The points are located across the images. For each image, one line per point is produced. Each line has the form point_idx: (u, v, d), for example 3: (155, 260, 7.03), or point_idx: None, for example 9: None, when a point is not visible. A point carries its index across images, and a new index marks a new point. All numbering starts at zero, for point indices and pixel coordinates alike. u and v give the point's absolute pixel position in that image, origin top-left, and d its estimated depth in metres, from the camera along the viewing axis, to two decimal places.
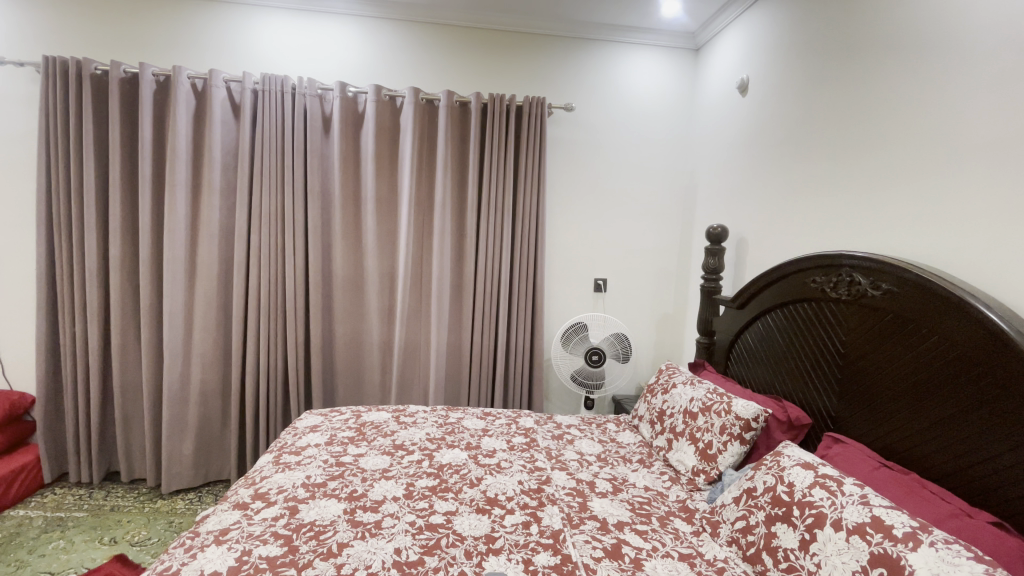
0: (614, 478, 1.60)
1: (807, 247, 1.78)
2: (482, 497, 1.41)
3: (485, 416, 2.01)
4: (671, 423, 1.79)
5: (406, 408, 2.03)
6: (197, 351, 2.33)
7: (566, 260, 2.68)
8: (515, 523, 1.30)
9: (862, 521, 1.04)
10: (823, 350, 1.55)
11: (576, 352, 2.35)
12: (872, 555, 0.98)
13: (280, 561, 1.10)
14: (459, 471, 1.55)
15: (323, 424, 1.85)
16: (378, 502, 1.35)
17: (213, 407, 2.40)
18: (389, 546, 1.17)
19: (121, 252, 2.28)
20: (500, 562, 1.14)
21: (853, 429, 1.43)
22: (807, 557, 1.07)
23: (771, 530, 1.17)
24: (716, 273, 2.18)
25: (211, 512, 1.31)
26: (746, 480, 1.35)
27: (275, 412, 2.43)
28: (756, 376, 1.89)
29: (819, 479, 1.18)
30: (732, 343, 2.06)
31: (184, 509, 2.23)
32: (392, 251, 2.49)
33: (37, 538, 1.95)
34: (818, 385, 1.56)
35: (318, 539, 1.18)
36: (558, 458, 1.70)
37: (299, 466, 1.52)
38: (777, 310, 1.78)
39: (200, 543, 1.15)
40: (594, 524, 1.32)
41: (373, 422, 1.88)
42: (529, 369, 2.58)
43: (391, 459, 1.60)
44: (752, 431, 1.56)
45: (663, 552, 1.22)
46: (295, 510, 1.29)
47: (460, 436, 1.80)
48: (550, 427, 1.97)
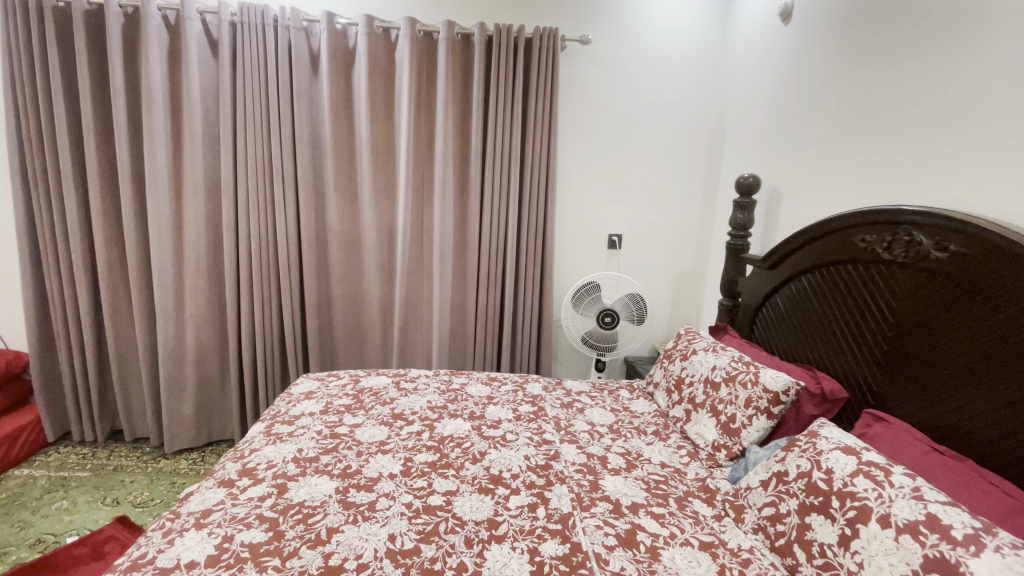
0: (628, 452, 1.49)
1: (855, 200, 1.57)
2: (485, 475, 1.31)
3: (490, 382, 1.89)
4: (690, 392, 1.66)
5: (407, 373, 1.92)
6: (190, 311, 2.22)
7: (578, 214, 2.48)
8: (520, 505, 1.20)
9: (915, 519, 0.90)
10: (869, 316, 1.38)
11: (588, 313, 2.20)
12: (926, 559, 0.85)
13: (264, 548, 1.00)
14: (461, 444, 1.45)
15: (319, 391, 1.74)
16: (373, 480, 1.25)
17: (211, 368, 2.32)
18: (382, 532, 1.08)
19: (102, 204, 2.12)
20: (504, 552, 1.05)
21: (899, 405, 1.28)
22: (848, 556, 0.95)
23: (804, 521, 1.05)
24: (744, 229, 1.99)
25: (195, 489, 1.21)
26: (776, 462, 1.21)
27: (273, 372, 2.34)
28: (785, 343, 1.73)
29: (863, 467, 1.04)
30: (759, 306, 1.89)
31: (187, 470, 2.19)
32: (390, 204, 2.31)
33: (41, 498, 1.91)
34: (860, 354, 1.40)
35: (306, 524, 1.08)
36: (567, 430, 1.58)
37: (291, 438, 1.43)
38: (815, 270, 1.60)
39: (179, 527, 1.05)
40: (605, 507, 1.22)
41: (372, 388, 1.78)
42: (538, 330, 2.44)
43: (389, 431, 1.50)
44: (780, 405, 1.42)
45: (682, 540, 1.12)
46: (284, 489, 1.20)
47: (463, 404, 1.69)
48: (559, 394, 1.85)
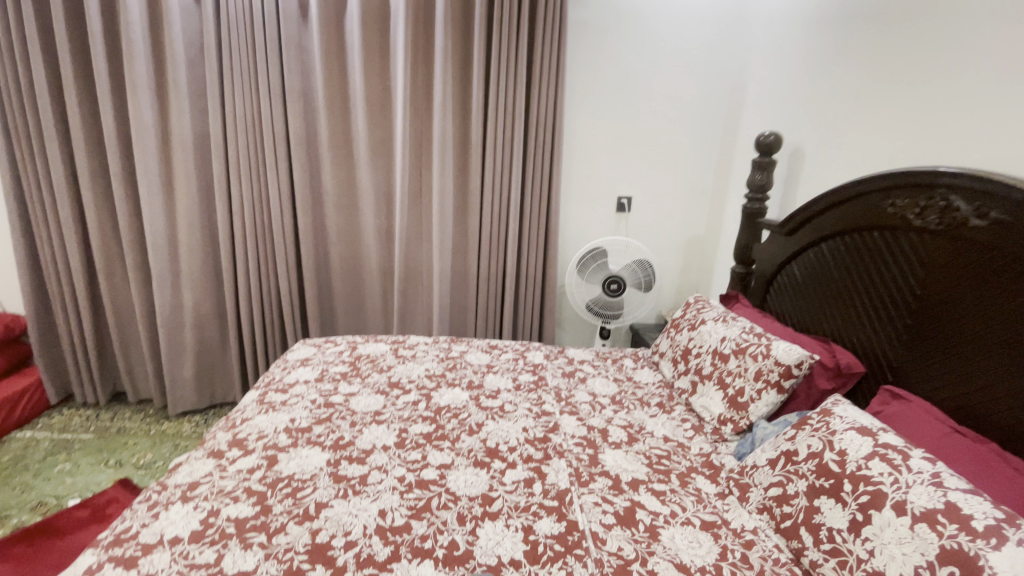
0: (630, 425, 1.44)
1: (886, 160, 1.44)
2: (482, 448, 1.27)
3: (490, 350, 1.84)
4: (697, 363, 1.60)
5: (405, 339, 1.87)
6: (186, 274, 2.17)
7: (585, 174, 2.36)
8: (516, 480, 1.16)
9: (933, 507, 0.84)
10: (892, 287, 1.29)
11: (593, 279, 2.12)
12: (943, 550, 0.79)
13: (250, 523, 0.97)
14: (458, 415, 1.40)
15: (315, 357, 1.70)
16: (366, 453, 1.22)
17: (210, 332, 2.29)
18: (373, 507, 1.04)
19: (88, 163, 2.04)
20: (497, 530, 1.01)
21: (919, 382, 1.21)
22: (858, 542, 0.89)
23: (813, 504, 1.00)
24: (761, 192, 1.87)
25: (184, 460, 1.18)
26: (785, 440, 1.15)
27: (272, 336, 2.32)
28: (799, 313, 1.65)
29: (879, 449, 0.98)
30: (774, 273, 1.79)
31: (189, 432, 2.20)
32: (388, 164, 2.21)
33: (43, 461, 1.93)
34: (880, 327, 1.32)
35: (295, 498, 1.05)
36: (568, 401, 1.54)
37: (284, 408, 1.39)
38: (837, 237, 1.50)
39: (165, 500, 1.02)
40: (605, 483, 1.18)
41: (369, 355, 1.73)
42: (542, 296, 2.37)
43: (385, 400, 1.46)
44: (792, 380, 1.36)
45: (682, 519, 1.08)
46: (274, 461, 1.16)
47: (462, 373, 1.64)
48: (561, 363, 1.80)
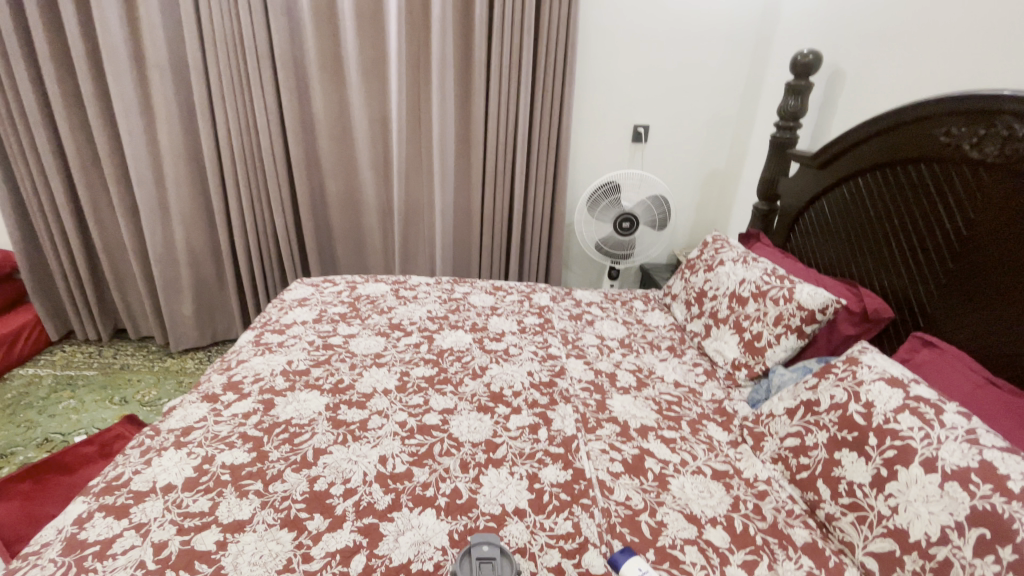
0: (639, 369, 1.38)
1: (945, 81, 1.27)
2: (486, 392, 1.21)
3: (495, 291, 1.76)
4: (712, 306, 1.52)
5: (407, 279, 1.78)
6: (175, 208, 2.07)
7: (598, 99, 2.16)
8: (521, 426, 1.12)
9: (966, 466, 0.78)
10: (934, 228, 1.18)
11: (604, 217, 1.99)
12: (974, 511, 0.73)
13: (246, 471, 0.94)
14: (461, 358, 1.34)
15: (313, 298, 1.61)
16: (366, 396, 1.17)
17: (206, 269, 2.23)
18: (373, 453, 1.00)
19: (60, 87, 1.88)
20: (501, 478, 0.97)
21: (952, 330, 1.12)
22: (880, 498, 0.84)
23: (833, 456, 0.95)
24: (793, 120, 1.70)
25: (178, 404, 1.14)
26: (805, 389, 1.09)
27: (271, 274, 2.25)
28: (826, 254, 1.54)
29: (910, 402, 0.90)
30: (801, 211, 1.66)
31: (193, 369, 2.19)
32: (383, 88, 2.03)
33: (47, 398, 1.94)
34: (914, 271, 1.22)
35: (292, 444, 1.01)
36: (575, 344, 1.48)
37: (280, 348, 1.33)
38: (878, 171, 1.36)
39: (158, 445, 0.99)
40: (612, 430, 1.14)
41: (369, 295, 1.65)
42: (549, 233, 2.26)
43: (385, 342, 1.39)
44: (814, 325, 1.28)
45: (693, 467, 1.04)
46: (270, 406, 1.12)
47: (465, 315, 1.57)
48: (568, 305, 1.72)
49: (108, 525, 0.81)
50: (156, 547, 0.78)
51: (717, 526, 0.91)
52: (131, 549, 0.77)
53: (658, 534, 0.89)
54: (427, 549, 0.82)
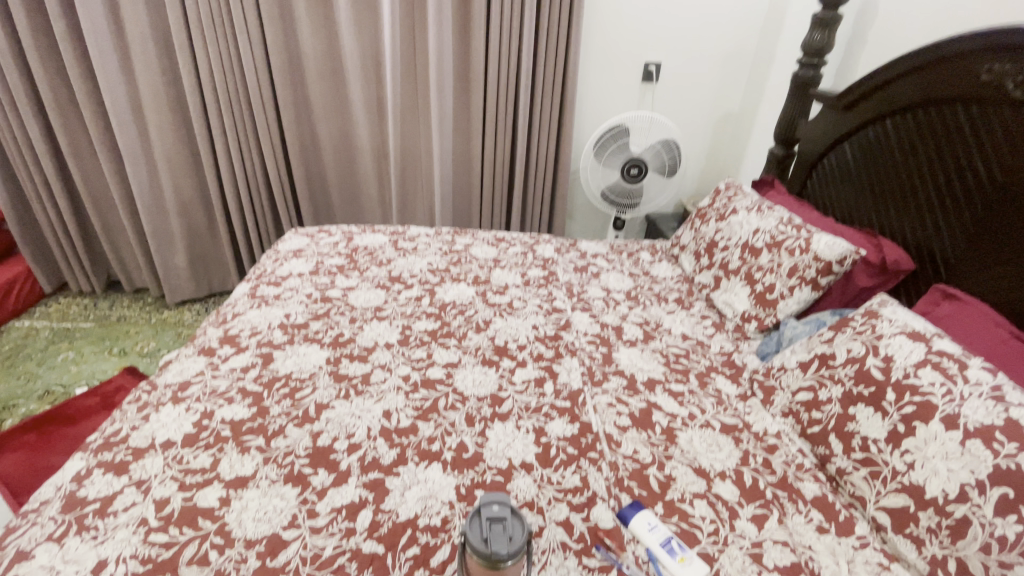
0: (646, 322, 1.35)
1: (993, 10, 1.16)
2: (490, 346, 1.18)
3: (498, 243, 1.70)
4: (723, 257, 1.46)
5: (405, 230, 1.72)
6: (160, 153, 1.97)
7: (606, 33, 2.00)
8: (526, 380, 1.09)
9: (990, 423, 0.76)
10: (967, 174, 1.11)
11: (612, 163, 1.90)
12: (997, 470, 0.72)
13: (247, 426, 0.91)
14: (464, 312, 1.30)
15: (308, 249, 1.55)
16: (367, 351, 1.13)
17: (197, 218, 2.15)
18: (377, 408, 0.98)
19: (25, 19, 1.73)
20: (507, 432, 0.95)
21: (977, 283, 1.07)
22: (896, 454, 0.83)
23: (847, 411, 0.93)
24: (818, 57, 1.58)
25: (174, 358, 1.11)
26: (820, 343, 1.05)
27: (264, 224, 2.17)
28: (844, 202, 1.47)
29: (932, 357, 0.87)
30: (821, 156, 1.58)
31: (191, 320, 2.16)
32: (374, 20, 1.87)
33: (45, 350, 1.92)
34: (940, 220, 1.16)
35: (293, 399, 0.98)
36: (580, 297, 1.43)
37: (277, 302, 1.28)
38: (909, 112, 1.26)
39: (155, 400, 0.96)
40: (619, 383, 1.11)
41: (367, 247, 1.59)
42: (553, 181, 2.17)
43: (386, 295, 1.34)
44: (830, 277, 1.23)
45: (702, 421, 1.03)
46: (269, 360, 1.08)
47: (467, 267, 1.52)
48: (573, 257, 1.66)
49: (108, 482, 0.79)
50: (158, 504, 0.76)
51: (726, 480, 0.90)
52: (133, 507, 0.76)
53: (667, 488, 0.88)
54: (434, 504, 0.80)
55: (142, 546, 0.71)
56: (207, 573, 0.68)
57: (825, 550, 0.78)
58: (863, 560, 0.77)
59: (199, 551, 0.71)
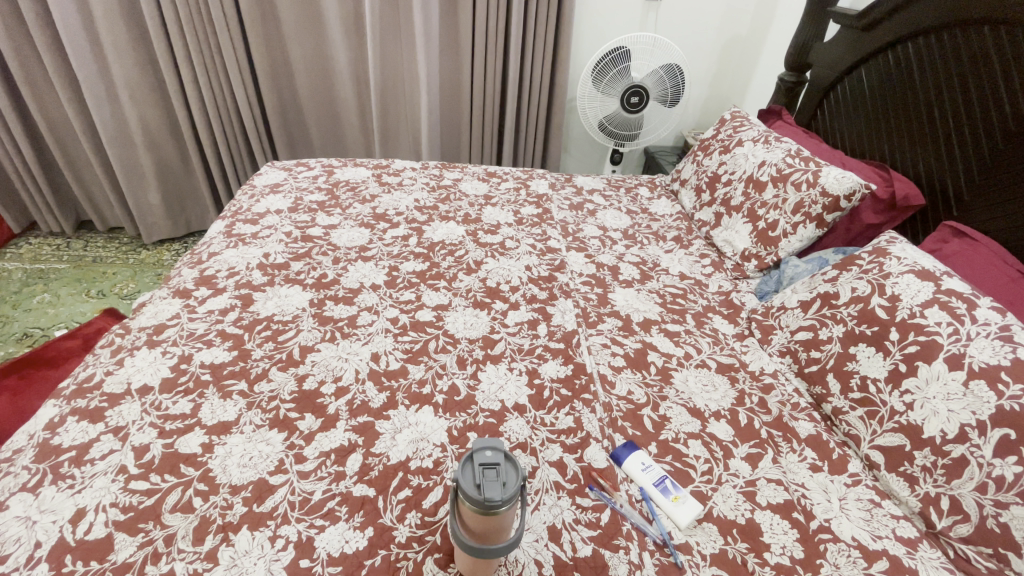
0: (643, 261, 1.30)
1: None
2: (481, 287, 1.13)
3: (489, 178, 1.61)
4: (725, 192, 1.39)
5: (390, 164, 1.61)
6: (120, 78, 1.79)
7: None
8: (519, 322, 1.05)
9: (996, 364, 0.73)
10: (987, 104, 1.02)
11: (610, 91, 1.77)
12: (999, 412, 0.70)
13: (228, 370, 0.88)
14: (454, 252, 1.24)
15: (286, 184, 1.45)
16: (353, 292, 1.08)
17: (168, 151, 2.02)
18: (365, 351, 0.94)
19: None
20: (500, 374, 0.92)
21: (987, 220, 1.02)
22: (895, 394, 0.81)
23: (848, 351, 0.90)
24: None
25: (149, 300, 1.05)
26: (823, 282, 1.01)
27: (240, 158, 2.05)
28: (856, 133, 1.38)
29: (940, 296, 0.84)
30: (835, 83, 1.47)
31: (171, 261, 2.08)
32: None
33: (20, 292, 1.85)
34: (955, 153, 1.08)
35: (276, 342, 0.94)
36: (575, 237, 1.37)
37: (255, 241, 1.21)
38: (933, 34, 1.15)
39: (130, 344, 0.92)
40: (614, 324, 1.08)
41: (349, 182, 1.49)
42: (547, 110, 2.04)
43: (370, 235, 1.27)
44: (836, 214, 1.17)
45: (698, 361, 1.01)
46: (249, 302, 1.03)
47: (456, 205, 1.44)
48: (568, 193, 1.59)
49: (84, 429, 0.76)
50: (138, 452, 0.74)
51: (721, 420, 0.89)
52: (111, 454, 0.73)
53: (661, 428, 0.86)
54: (426, 446, 0.79)
55: (122, 494, 0.69)
56: (192, 520, 0.67)
57: (817, 488, 0.79)
58: (854, 497, 0.77)
59: (183, 498, 0.69)
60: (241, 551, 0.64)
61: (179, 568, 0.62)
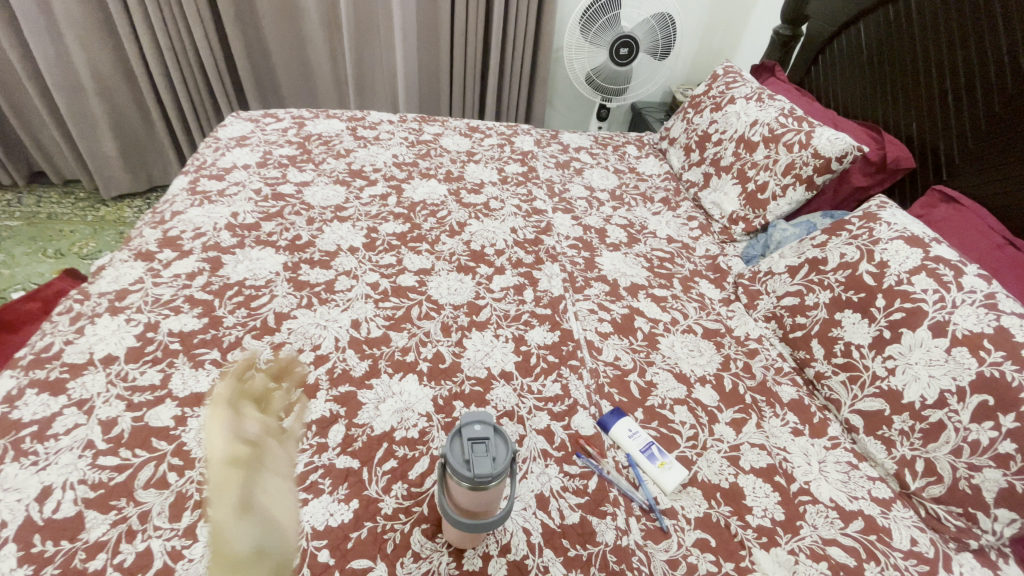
0: (631, 224, 1.27)
1: None
2: (465, 251, 1.09)
3: (471, 133, 1.53)
4: (715, 152, 1.36)
5: (365, 116, 1.52)
6: (61, 13, 1.61)
7: None
8: (505, 287, 1.02)
9: (979, 331, 0.74)
10: (988, 62, 0.99)
11: (599, 41, 1.68)
12: (979, 378, 0.71)
13: (198, 339, 0.83)
14: (436, 213, 1.19)
15: (254, 137, 1.36)
16: (329, 256, 1.03)
17: (123, 99, 1.86)
18: (344, 318, 0.90)
19: None
20: (486, 341, 0.90)
21: (977, 184, 1.01)
22: (877, 360, 0.82)
23: (833, 317, 0.91)
24: None
25: (109, 263, 0.98)
26: (812, 247, 1.00)
27: (202, 106, 1.90)
28: (850, 92, 1.35)
29: (928, 264, 0.83)
30: (833, 38, 1.42)
31: (133, 219, 1.96)
32: None
33: None
34: (951, 115, 1.06)
35: (249, 309, 0.89)
36: (562, 197, 1.33)
37: (221, 199, 1.13)
38: None
39: (90, 311, 0.86)
40: (601, 289, 1.06)
41: (322, 136, 1.40)
42: (532, 61, 1.94)
43: (346, 193, 1.21)
44: (826, 176, 1.15)
45: (684, 326, 1.00)
46: (218, 266, 0.97)
47: (437, 161, 1.37)
48: (554, 151, 1.53)
49: (44, 403, 0.72)
50: (105, 426, 0.70)
51: (706, 385, 0.89)
52: (76, 429, 0.69)
53: (648, 394, 0.86)
54: (411, 416, 0.77)
55: (90, 471, 0.65)
56: (167, 496, 0.64)
57: (798, 452, 0.80)
58: (833, 460, 0.79)
59: (156, 474, 0.66)
60: None
61: (156, 545, 0.60)
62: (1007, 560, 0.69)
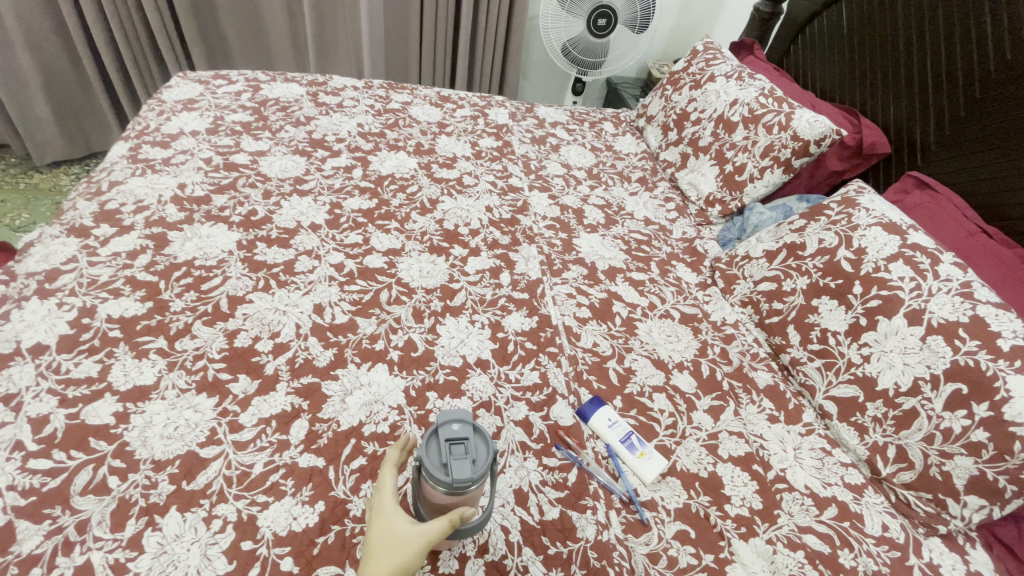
0: (608, 205, 1.23)
1: None
2: (438, 230, 1.03)
3: (442, 104, 1.44)
4: (694, 132, 1.33)
5: (327, 81, 1.41)
6: None
7: None
8: (480, 270, 0.97)
9: (954, 320, 0.74)
10: (970, 48, 0.98)
11: (577, 10, 1.62)
12: (953, 366, 0.72)
13: (142, 325, 0.75)
14: (405, 189, 1.12)
15: (203, 100, 1.23)
16: (288, 234, 0.95)
17: (54, 55, 1.67)
18: (306, 303, 0.84)
19: None
20: (460, 328, 0.85)
21: (951, 171, 1.01)
22: (853, 347, 0.83)
23: (810, 303, 0.90)
24: None
25: (37, 239, 0.88)
26: (790, 232, 0.99)
27: (145, 65, 1.73)
28: (828, 75, 1.34)
29: (906, 251, 0.83)
30: (813, 18, 1.40)
31: (71, 188, 1.78)
32: None
33: None
34: (929, 100, 1.06)
35: (199, 292, 0.81)
36: (538, 174, 1.28)
37: (167, 168, 1.02)
38: None
39: (16, 294, 0.76)
40: (579, 273, 1.02)
41: (279, 101, 1.29)
42: (506, 29, 1.85)
43: (307, 164, 1.12)
44: (804, 160, 1.14)
45: (662, 311, 0.98)
46: (163, 244, 0.88)
47: (406, 132, 1.29)
48: (529, 125, 1.46)
49: None
50: (35, 425, 0.62)
51: (684, 372, 0.87)
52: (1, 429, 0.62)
53: (626, 381, 0.84)
54: (380, 410, 0.72)
55: (20, 475, 0.58)
56: (108, 503, 0.58)
57: (775, 439, 0.80)
58: (808, 446, 0.80)
59: (96, 478, 0.59)
60: (171, 536, 0.56)
61: (98, 558, 0.54)
62: (972, 543, 0.72)
